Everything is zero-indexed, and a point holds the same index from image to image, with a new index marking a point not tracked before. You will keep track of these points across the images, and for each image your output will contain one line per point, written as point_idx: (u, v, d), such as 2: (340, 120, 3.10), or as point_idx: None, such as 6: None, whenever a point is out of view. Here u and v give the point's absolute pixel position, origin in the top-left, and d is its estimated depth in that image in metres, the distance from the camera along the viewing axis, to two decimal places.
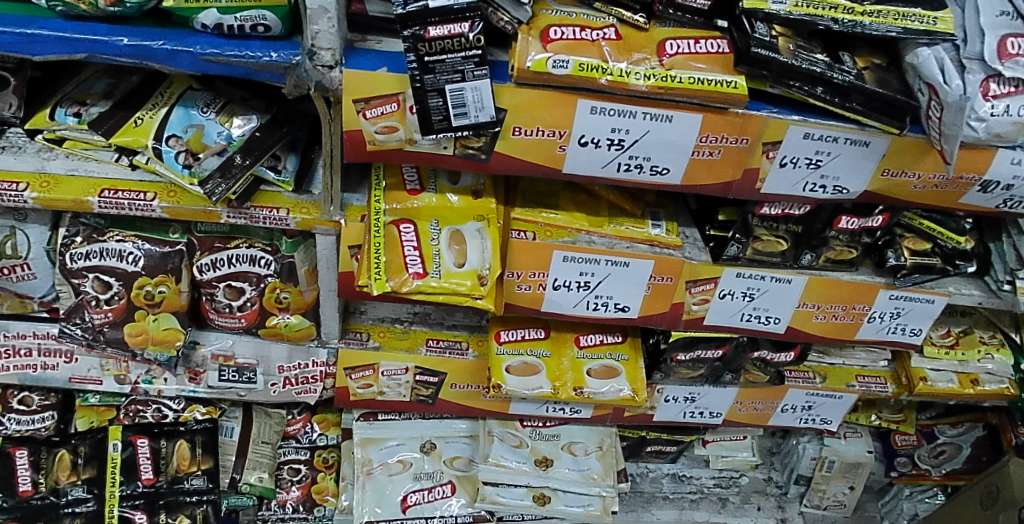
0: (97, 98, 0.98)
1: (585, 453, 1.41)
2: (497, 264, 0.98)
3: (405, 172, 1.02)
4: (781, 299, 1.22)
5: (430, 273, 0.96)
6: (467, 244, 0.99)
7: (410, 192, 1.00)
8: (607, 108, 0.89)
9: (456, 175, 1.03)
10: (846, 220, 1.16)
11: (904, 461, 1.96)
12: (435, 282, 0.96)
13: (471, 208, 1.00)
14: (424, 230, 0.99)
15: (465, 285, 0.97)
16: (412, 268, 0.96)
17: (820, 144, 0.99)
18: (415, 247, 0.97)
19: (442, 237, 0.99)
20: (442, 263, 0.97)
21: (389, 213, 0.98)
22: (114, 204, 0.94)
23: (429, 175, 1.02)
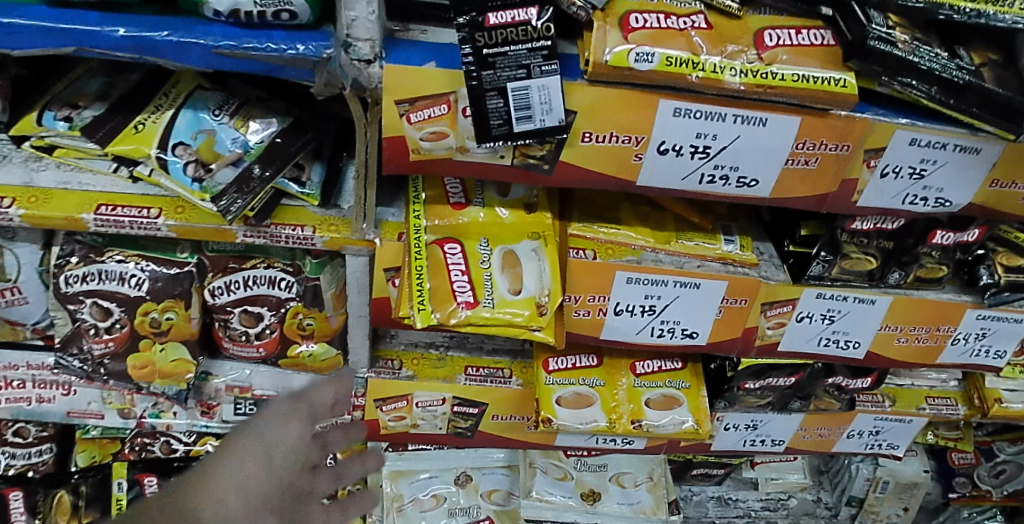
0: (91, 99, 0.85)
1: (634, 485, 1.28)
2: (558, 290, 0.85)
3: (448, 184, 0.90)
4: (862, 321, 1.08)
5: (481, 301, 0.83)
6: (523, 267, 0.86)
7: (455, 207, 0.88)
8: (692, 109, 0.76)
9: (505, 188, 0.91)
10: (940, 235, 1.02)
11: (962, 483, 1.76)
12: (489, 313, 0.83)
13: (526, 225, 0.88)
14: (473, 250, 0.86)
15: (522, 316, 0.84)
16: (463, 296, 0.83)
17: (927, 151, 0.86)
18: (464, 272, 0.84)
19: (493, 259, 0.86)
20: (495, 290, 0.85)
21: (431, 231, 0.86)
22: (112, 223, 0.81)
23: (475, 187, 0.91)
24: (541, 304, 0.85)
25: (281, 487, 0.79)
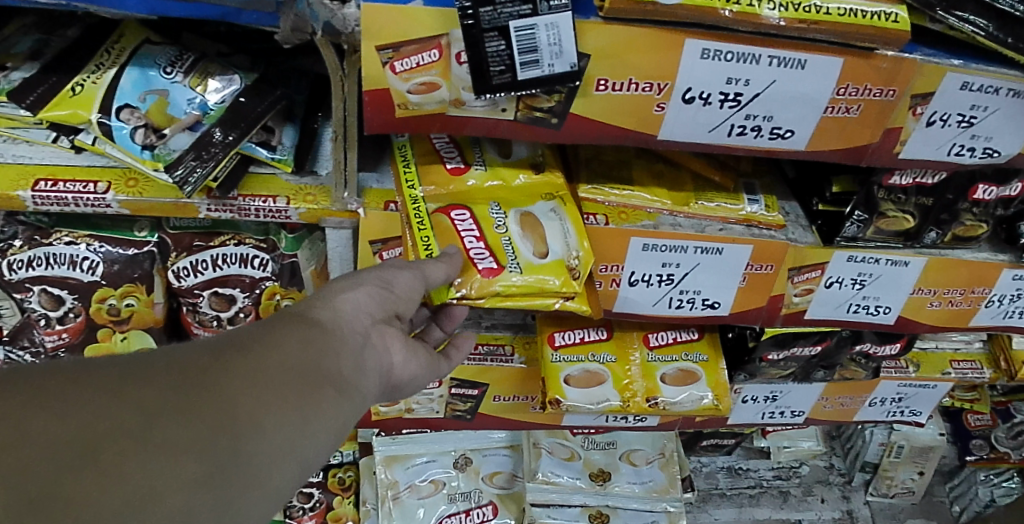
0: (21, 59, 0.72)
1: (646, 463, 1.21)
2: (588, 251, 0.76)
3: (440, 146, 0.80)
4: (895, 285, 0.99)
5: (506, 267, 0.74)
6: (546, 228, 0.76)
7: (455, 171, 0.78)
8: (721, 51, 0.65)
9: (504, 148, 0.82)
10: (982, 190, 0.92)
11: (980, 444, 1.73)
12: (516, 280, 0.74)
13: (539, 187, 0.79)
14: (485, 215, 0.76)
15: (554, 281, 0.75)
16: (488, 264, 0.74)
17: (979, 96, 0.75)
18: (479, 239, 0.75)
19: (511, 224, 0.76)
20: (519, 255, 0.75)
21: (431, 199, 0.76)
22: (54, 201, 0.70)
23: (472, 148, 0.81)
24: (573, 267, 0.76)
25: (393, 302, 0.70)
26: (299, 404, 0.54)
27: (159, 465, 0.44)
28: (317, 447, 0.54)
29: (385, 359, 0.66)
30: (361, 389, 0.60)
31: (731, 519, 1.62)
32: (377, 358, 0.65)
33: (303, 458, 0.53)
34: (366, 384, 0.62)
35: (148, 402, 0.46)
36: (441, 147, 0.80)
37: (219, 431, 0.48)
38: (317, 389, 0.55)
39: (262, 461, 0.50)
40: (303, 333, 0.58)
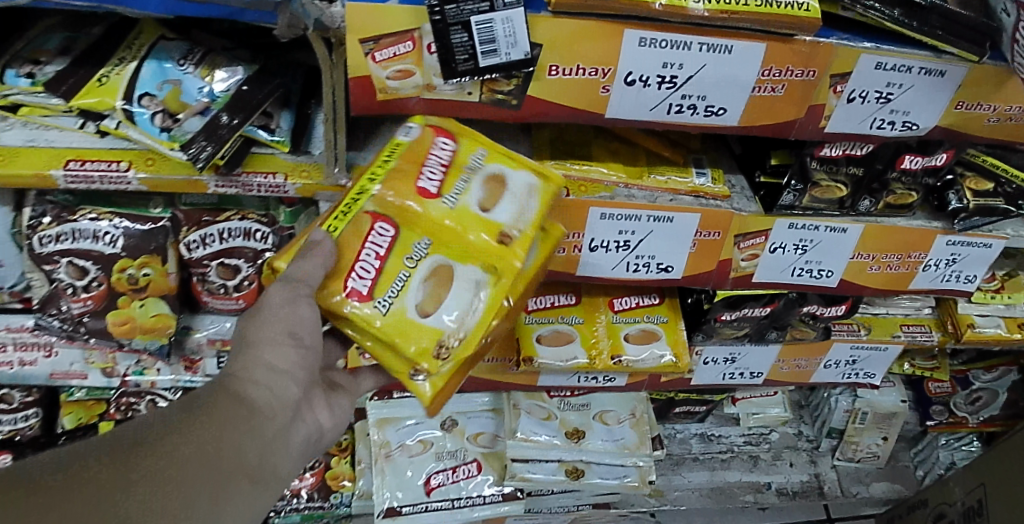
0: (52, 54, 0.83)
1: (618, 422, 1.32)
2: (467, 346, 0.80)
3: (433, 155, 0.83)
4: (835, 249, 1.10)
5: (375, 302, 0.79)
6: (446, 293, 0.80)
7: (423, 191, 0.81)
8: (658, 39, 0.76)
9: (496, 195, 0.83)
10: (909, 160, 1.03)
11: (940, 410, 1.86)
12: (375, 318, 0.79)
13: (480, 253, 0.81)
14: (405, 244, 0.81)
15: (410, 348, 0.80)
16: (360, 290, 0.79)
17: (893, 75, 0.86)
18: (376, 259, 0.80)
19: (418, 266, 0.81)
20: (399, 297, 0.80)
21: (374, 201, 0.81)
22: (82, 179, 0.80)
23: (466, 175, 0.83)
24: (447, 347, 0.80)
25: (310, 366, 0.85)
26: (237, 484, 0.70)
27: None
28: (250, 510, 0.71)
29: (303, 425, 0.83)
30: (282, 463, 0.77)
31: (705, 481, 1.71)
32: (298, 425, 0.82)
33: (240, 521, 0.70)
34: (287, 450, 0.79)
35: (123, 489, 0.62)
36: (439, 157, 0.83)
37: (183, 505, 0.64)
38: (245, 469, 0.72)
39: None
40: (230, 406, 0.75)
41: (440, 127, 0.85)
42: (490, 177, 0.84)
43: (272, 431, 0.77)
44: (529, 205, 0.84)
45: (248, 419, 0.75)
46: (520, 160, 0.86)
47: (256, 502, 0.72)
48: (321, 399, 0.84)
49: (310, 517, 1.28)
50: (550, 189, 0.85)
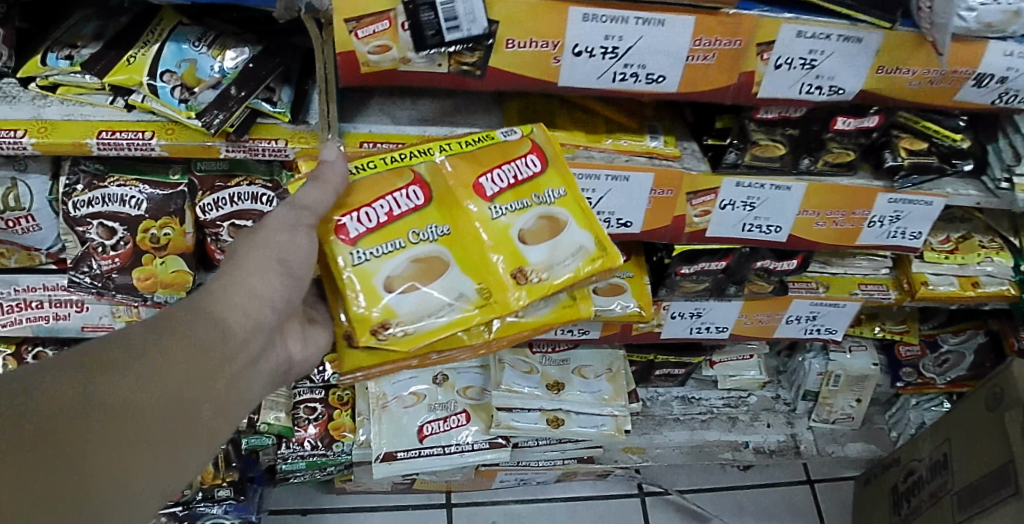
0: (88, 40, 0.98)
1: (595, 376, 1.45)
2: (400, 346, 0.93)
3: (512, 166, 0.99)
4: (782, 207, 1.22)
5: (355, 250, 0.93)
6: (425, 287, 0.94)
7: (481, 189, 0.97)
8: (599, 15, 0.89)
9: (540, 236, 0.98)
10: (842, 121, 1.15)
11: (909, 371, 1.94)
12: (347, 261, 0.92)
13: (480, 271, 0.96)
14: (421, 219, 0.95)
15: (359, 309, 0.93)
16: (350, 233, 0.93)
17: (814, 42, 0.98)
18: (383, 213, 0.94)
19: (417, 244, 0.94)
20: (377, 259, 0.93)
21: (428, 168, 0.97)
22: (113, 146, 0.93)
23: (528, 201, 0.98)
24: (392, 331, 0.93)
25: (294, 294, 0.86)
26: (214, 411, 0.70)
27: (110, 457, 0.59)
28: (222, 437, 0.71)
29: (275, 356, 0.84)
30: (256, 389, 0.78)
31: (685, 440, 1.82)
32: (272, 355, 0.83)
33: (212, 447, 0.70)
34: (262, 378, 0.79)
35: (101, 407, 0.60)
36: (516, 174, 0.99)
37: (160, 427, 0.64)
38: (223, 394, 0.71)
39: (189, 449, 0.66)
40: (210, 327, 0.73)
41: (541, 146, 1.01)
42: (547, 216, 0.98)
43: (249, 358, 0.76)
44: (565, 264, 0.98)
45: (228, 342, 0.74)
46: (587, 221, 1.01)
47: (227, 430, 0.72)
48: (298, 328, 0.86)
49: (314, 465, 1.41)
50: (594, 261, 1.00)
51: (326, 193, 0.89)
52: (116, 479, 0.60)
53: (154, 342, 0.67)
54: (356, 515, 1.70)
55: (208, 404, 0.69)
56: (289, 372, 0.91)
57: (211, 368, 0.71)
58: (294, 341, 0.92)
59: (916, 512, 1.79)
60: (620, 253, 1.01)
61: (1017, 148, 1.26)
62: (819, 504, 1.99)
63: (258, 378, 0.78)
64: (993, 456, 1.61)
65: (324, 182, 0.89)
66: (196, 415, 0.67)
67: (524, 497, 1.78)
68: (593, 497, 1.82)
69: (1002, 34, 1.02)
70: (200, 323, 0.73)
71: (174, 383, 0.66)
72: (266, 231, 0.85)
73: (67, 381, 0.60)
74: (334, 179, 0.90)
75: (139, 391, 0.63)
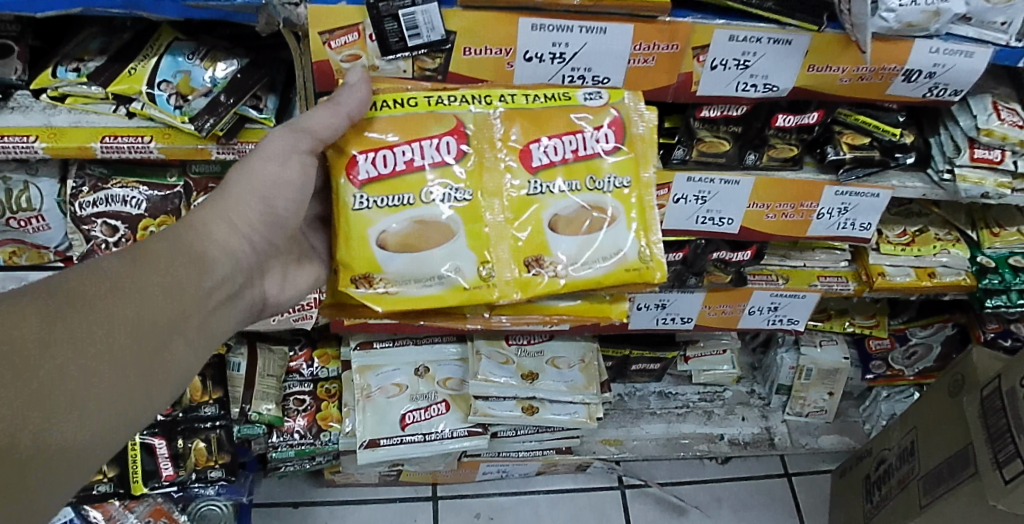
0: (94, 54, 1.10)
1: (568, 366, 1.54)
2: (375, 303, 1.09)
3: (572, 140, 1.11)
4: (733, 199, 1.33)
5: (359, 194, 1.06)
6: (421, 250, 1.08)
7: (529, 159, 1.10)
8: (546, 24, 1.00)
9: (570, 226, 1.12)
10: (782, 119, 1.26)
11: (878, 364, 1.99)
12: (350, 203, 1.06)
13: (481, 248, 1.10)
14: (439, 176, 1.08)
15: (348, 253, 1.08)
16: (359, 175, 1.05)
17: (746, 45, 1.09)
18: (402, 162, 1.06)
19: (422, 204, 1.07)
20: (376, 210, 1.06)
21: (472, 122, 1.09)
22: (115, 150, 1.05)
23: (569, 188, 1.11)
24: (370, 284, 1.09)
25: (267, 238, 0.99)
26: (189, 333, 0.83)
27: (104, 357, 0.72)
28: (195, 355, 0.85)
29: (247, 293, 0.98)
30: (227, 318, 0.91)
31: (661, 433, 1.95)
32: (245, 293, 0.97)
33: (186, 364, 0.83)
34: (232, 308, 0.93)
35: (97, 315, 0.73)
36: (577, 150, 1.11)
37: (144, 339, 0.77)
38: (198, 318, 0.85)
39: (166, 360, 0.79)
40: (181, 264, 0.85)
41: (619, 125, 1.11)
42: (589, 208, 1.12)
43: (220, 288, 0.90)
44: (586, 262, 1.12)
45: (204, 272, 0.88)
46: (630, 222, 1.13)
47: (199, 351, 0.85)
48: (271, 267, 1.00)
49: (303, 453, 1.52)
50: (627, 269, 1.13)
51: (336, 117, 0.98)
52: (96, 392, 0.71)
53: (142, 266, 0.80)
54: (348, 507, 1.79)
55: (186, 326, 0.82)
56: (258, 310, 1.04)
57: (185, 302, 0.83)
58: (273, 281, 1.06)
59: (887, 499, 1.79)
60: (662, 273, 1.14)
61: (957, 140, 1.37)
62: (796, 494, 2.01)
63: (224, 316, 0.91)
64: (953, 441, 1.62)
65: (333, 105, 0.98)
66: (166, 343, 0.79)
67: (508, 490, 1.87)
68: (575, 490, 1.90)
69: (926, 32, 1.10)
70: (173, 260, 0.84)
71: (146, 312, 0.78)
72: (255, 161, 0.97)
73: (49, 302, 0.71)
74: (349, 105, 0.98)
75: (114, 315, 0.75)
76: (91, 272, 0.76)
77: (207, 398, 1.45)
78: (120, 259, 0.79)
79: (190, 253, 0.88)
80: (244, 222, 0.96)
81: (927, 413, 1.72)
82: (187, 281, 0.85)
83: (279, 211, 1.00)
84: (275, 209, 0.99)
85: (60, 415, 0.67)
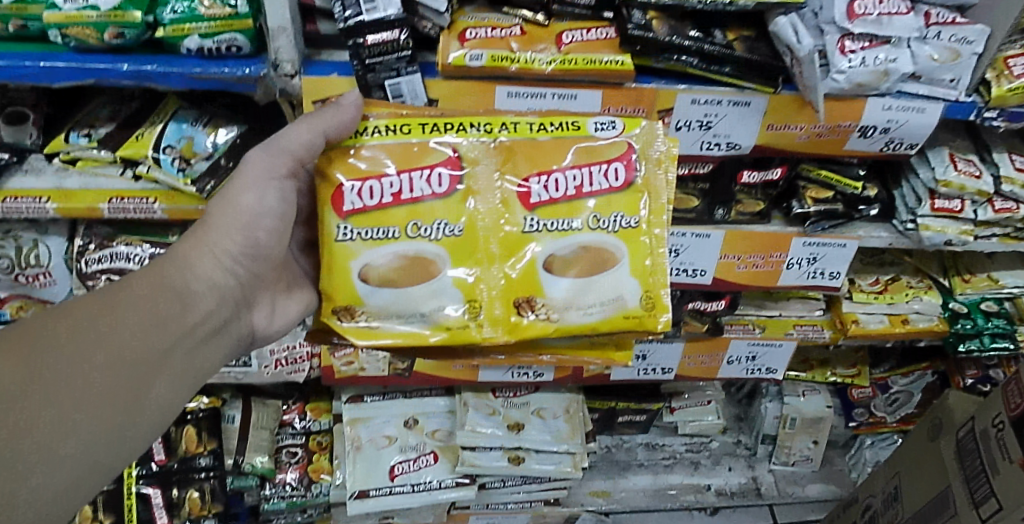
0: (104, 121, 1.19)
1: (553, 417, 1.59)
2: (353, 338, 1.01)
3: (576, 174, 0.98)
4: (704, 251, 1.42)
5: (344, 223, 0.97)
6: (408, 284, 0.99)
7: (527, 195, 0.98)
8: (521, 92, 1.10)
9: (568, 269, 1.00)
10: (747, 175, 1.35)
11: (861, 412, 2.02)
12: (333, 233, 0.97)
13: (472, 289, 1.00)
14: (430, 208, 0.98)
15: (330, 284, 1.00)
16: (344, 206, 0.96)
17: (707, 107, 1.19)
18: (391, 191, 0.97)
19: (413, 237, 0.98)
20: (360, 241, 0.97)
21: (473, 150, 0.98)
22: (122, 210, 1.13)
23: (570, 227, 0.99)
24: (353, 317, 1.01)
25: (251, 270, 1.02)
26: (168, 370, 0.87)
27: (81, 399, 0.77)
28: (177, 390, 0.89)
29: (233, 327, 1.01)
30: (210, 353, 0.95)
31: (648, 484, 1.99)
32: (230, 326, 1.00)
33: (168, 399, 0.87)
34: (215, 343, 0.96)
35: (74, 359, 0.78)
36: (582, 187, 0.98)
37: (122, 380, 0.81)
38: (177, 356, 0.88)
39: (146, 398, 0.83)
40: (164, 302, 0.89)
41: (633, 160, 0.99)
42: (589, 249, 1.00)
43: (201, 324, 0.93)
44: (586, 307, 1.01)
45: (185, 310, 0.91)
46: (636, 269, 1.01)
47: (180, 387, 0.89)
48: (254, 299, 1.02)
49: (295, 504, 1.56)
50: (627, 317, 1.01)
51: (312, 133, 0.94)
52: (73, 433, 0.76)
53: (122, 308, 0.84)
54: None
55: (164, 364, 0.86)
56: (247, 339, 1.07)
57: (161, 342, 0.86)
58: (261, 312, 1.08)
59: None
60: (666, 322, 1.02)
61: (918, 192, 1.44)
62: None
63: (209, 350, 0.95)
64: (931, 487, 1.65)
65: (313, 120, 0.94)
66: (147, 381, 0.84)
67: None
68: None
69: (877, 90, 1.18)
70: (153, 300, 0.88)
71: (125, 353, 0.82)
72: (235, 190, 0.99)
73: (31, 347, 0.76)
74: (327, 121, 0.94)
75: (93, 357, 0.79)
76: (72, 315, 0.81)
77: (202, 448, 1.49)
78: (103, 300, 0.84)
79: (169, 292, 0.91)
80: (228, 254, 0.98)
81: (907, 458, 1.76)
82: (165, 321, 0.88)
83: (263, 240, 1.01)
84: (257, 239, 1.00)
85: (37, 460, 0.73)
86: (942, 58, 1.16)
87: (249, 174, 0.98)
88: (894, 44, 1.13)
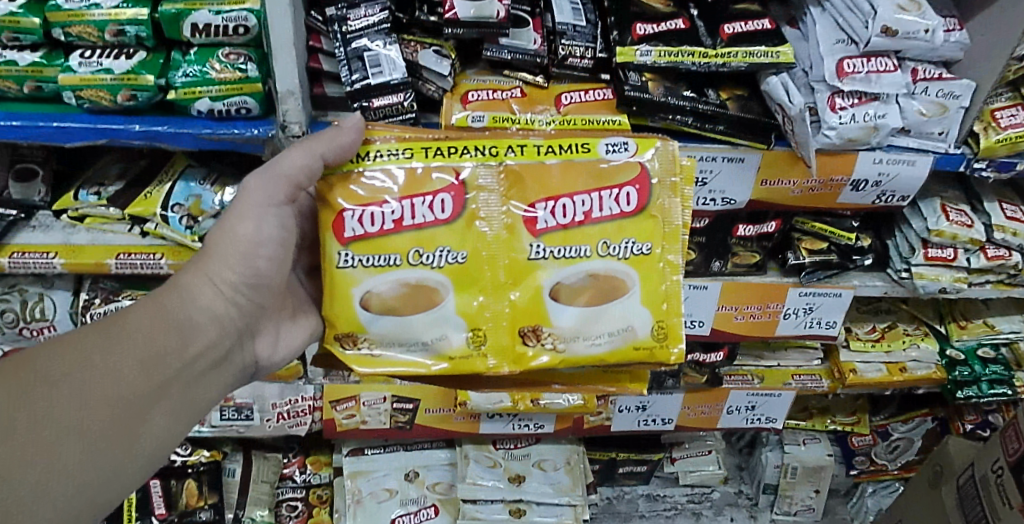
0: (112, 179, 1.22)
1: (554, 468, 1.59)
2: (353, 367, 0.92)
3: (587, 199, 0.89)
4: (701, 304, 1.45)
5: (343, 249, 0.88)
6: (413, 313, 0.90)
7: (534, 221, 0.89)
8: None
9: (577, 297, 0.91)
10: (743, 228, 1.37)
11: (862, 460, 2.01)
12: (332, 258, 0.88)
13: (476, 318, 0.91)
14: (433, 235, 0.89)
15: (329, 312, 0.91)
16: (344, 232, 0.87)
17: (702, 164, 1.22)
18: (392, 216, 0.88)
19: (415, 264, 0.89)
20: (360, 267, 0.89)
21: (483, 175, 0.89)
22: (128, 265, 1.15)
23: (580, 254, 0.90)
24: (355, 344, 0.92)
25: (257, 298, 0.93)
26: (165, 408, 0.80)
27: (67, 441, 0.71)
28: (175, 427, 0.82)
29: (237, 359, 0.93)
30: (211, 387, 0.88)
31: None
32: (233, 358, 0.92)
33: (165, 436, 0.81)
34: (218, 376, 0.89)
35: (60, 398, 0.71)
36: (591, 212, 0.89)
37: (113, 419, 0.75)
38: (176, 393, 0.82)
39: (140, 437, 0.77)
40: (161, 334, 0.81)
41: (647, 184, 0.90)
42: (598, 277, 0.91)
43: (202, 356, 0.86)
44: (596, 338, 0.92)
45: (185, 343, 0.84)
46: (649, 299, 0.93)
47: (178, 423, 0.83)
48: (259, 329, 0.94)
49: None
50: (636, 349, 0.93)
51: (307, 157, 0.86)
52: (59, 478, 0.70)
53: (115, 340, 0.77)
54: None
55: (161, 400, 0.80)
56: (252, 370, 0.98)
57: (156, 379, 0.79)
58: (263, 344, 0.98)
59: None
60: (679, 354, 0.94)
61: (911, 241, 1.46)
62: None
63: (209, 383, 0.87)
64: None
65: (307, 143, 0.87)
66: (144, 417, 0.77)
67: None
68: None
69: (868, 145, 1.21)
70: (149, 332, 0.81)
71: (118, 394, 0.75)
72: (232, 218, 0.90)
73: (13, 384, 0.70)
74: (324, 144, 0.86)
75: (81, 398, 0.72)
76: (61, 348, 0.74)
77: (202, 502, 1.48)
78: (97, 332, 0.77)
79: (166, 322, 0.83)
80: (229, 284, 0.89)
81: (908, 507, 1.75)
82: (164, 355, 0.81)
83: (272, 265, 0.93)
84: (258, 268, 0.91)
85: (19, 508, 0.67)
86: (930, 112, 1.21)
87: (248, 201, 0.89)
88: (882, 100, 1.17)
